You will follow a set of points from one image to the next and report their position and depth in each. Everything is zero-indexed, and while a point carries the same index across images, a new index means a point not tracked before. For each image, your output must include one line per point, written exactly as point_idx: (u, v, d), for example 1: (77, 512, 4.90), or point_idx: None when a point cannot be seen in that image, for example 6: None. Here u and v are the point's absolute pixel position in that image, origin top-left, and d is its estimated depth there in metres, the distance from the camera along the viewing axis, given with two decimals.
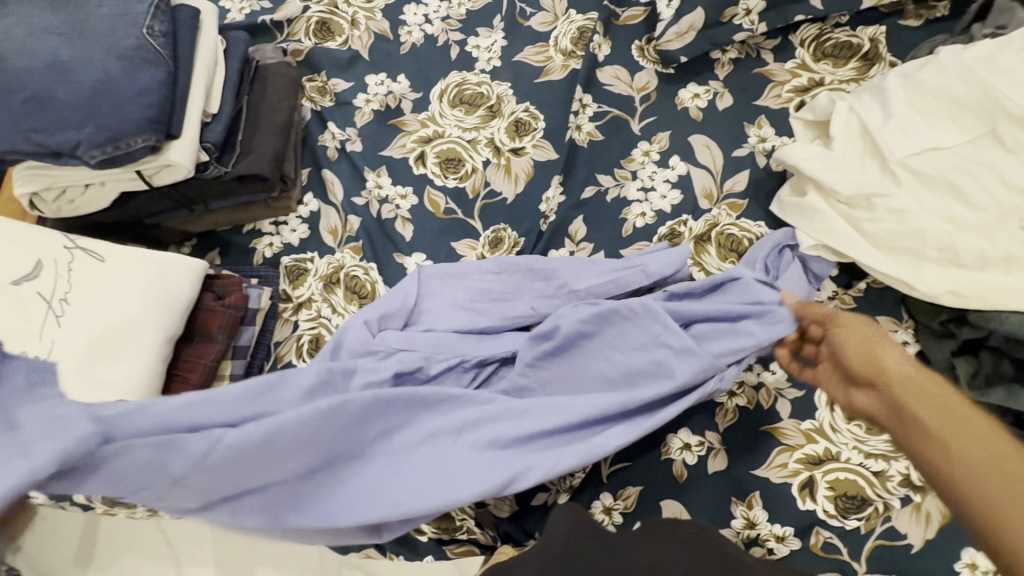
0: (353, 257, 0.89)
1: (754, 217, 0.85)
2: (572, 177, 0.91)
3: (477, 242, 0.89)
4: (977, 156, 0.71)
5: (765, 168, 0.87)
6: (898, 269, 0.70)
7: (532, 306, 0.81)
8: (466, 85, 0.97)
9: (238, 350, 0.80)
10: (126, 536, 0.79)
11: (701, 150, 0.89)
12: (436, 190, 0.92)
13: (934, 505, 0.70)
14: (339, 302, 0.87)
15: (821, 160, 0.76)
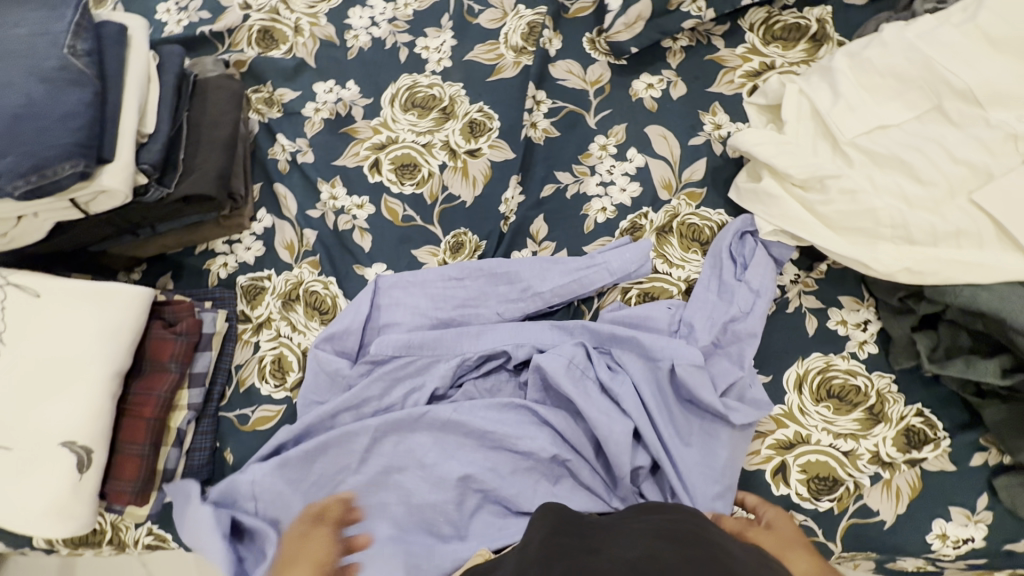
0: (311, 272, 0.86)
1: (713, 205, 0.85)
2: (531, 176, 0.89)
3: (438, 248, 0.87)
4: (925, 132, 0.72)
5: (722, 155, 0.86)
6: (854, 249, 0.70)
7: (498, 311, 0.81)
8: (417, 88, 0.94)
9: (195, 377, 0.78)
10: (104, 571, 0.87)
11: (658, 140, 0.88)
12: (392, 197, 0.89)
13: (903, 479, 0.71)
14: (299, 320, 0.84)
15: (775, 144, 0.76)
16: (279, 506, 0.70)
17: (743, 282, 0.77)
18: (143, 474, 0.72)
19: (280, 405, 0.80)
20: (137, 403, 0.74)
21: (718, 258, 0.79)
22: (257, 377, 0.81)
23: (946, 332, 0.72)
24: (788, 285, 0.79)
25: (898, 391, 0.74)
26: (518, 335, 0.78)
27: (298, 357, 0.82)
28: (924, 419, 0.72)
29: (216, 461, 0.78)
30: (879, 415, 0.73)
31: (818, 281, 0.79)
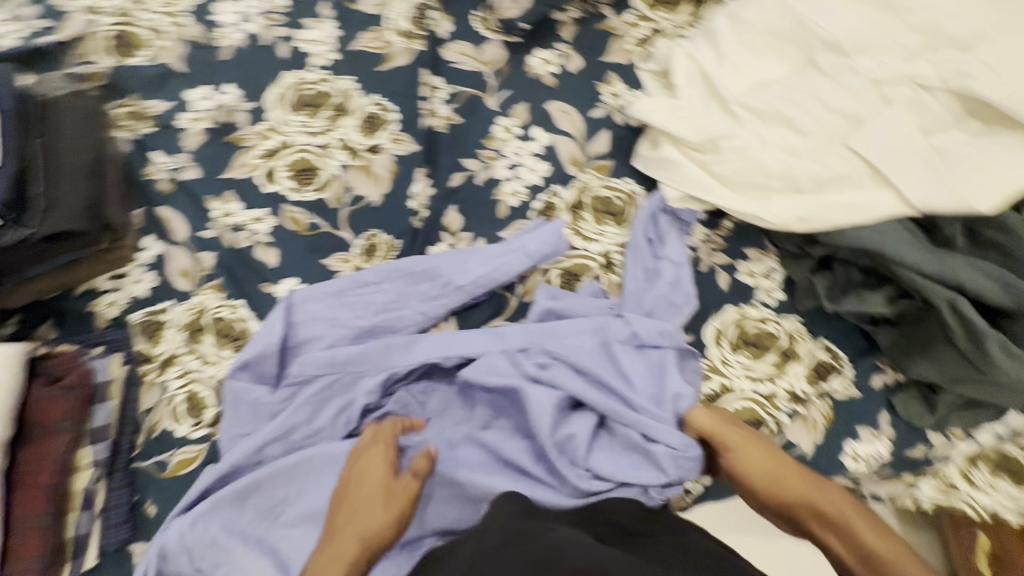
0: (215, 297, 0.80)
1: (621, 176, 0.86)
2: (438, 167, 0.87)
3: (350, 253, 0.83)
4: (804, 85, 0.75)
5: (624, 125, 0.87)
6: (749, 204, 0.74)
7: (421, 311, 0.79)
8: (305, 86, 0.88)
9: (97, 432, 0.71)
10: None
11: (560, 116, 0.88)
12: (293, 206, 0.83)
13: (817, 411, 0.76)
14: (209, 350, 0.78)
15: (668, 110, 0.78)
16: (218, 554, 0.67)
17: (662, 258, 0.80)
18: (48, 549, 0.64)
19: (201, 444, 0.75)
20: (28, 473, 0.65)
21: (635, 236, 0.82)
22: (169, 419, 0.75)
23: (840, 270, 0.78)
24: (698, 245, 0.82)
25: (805, 330, 0.79)
26: (449, 338, 0.76)
27: (213, 391, 0.77)
28: (830, 352, 0.78)
29: (136, 515, 0.72)
30: (791, 355, 0.78)
31: (724, 237, 0.83)
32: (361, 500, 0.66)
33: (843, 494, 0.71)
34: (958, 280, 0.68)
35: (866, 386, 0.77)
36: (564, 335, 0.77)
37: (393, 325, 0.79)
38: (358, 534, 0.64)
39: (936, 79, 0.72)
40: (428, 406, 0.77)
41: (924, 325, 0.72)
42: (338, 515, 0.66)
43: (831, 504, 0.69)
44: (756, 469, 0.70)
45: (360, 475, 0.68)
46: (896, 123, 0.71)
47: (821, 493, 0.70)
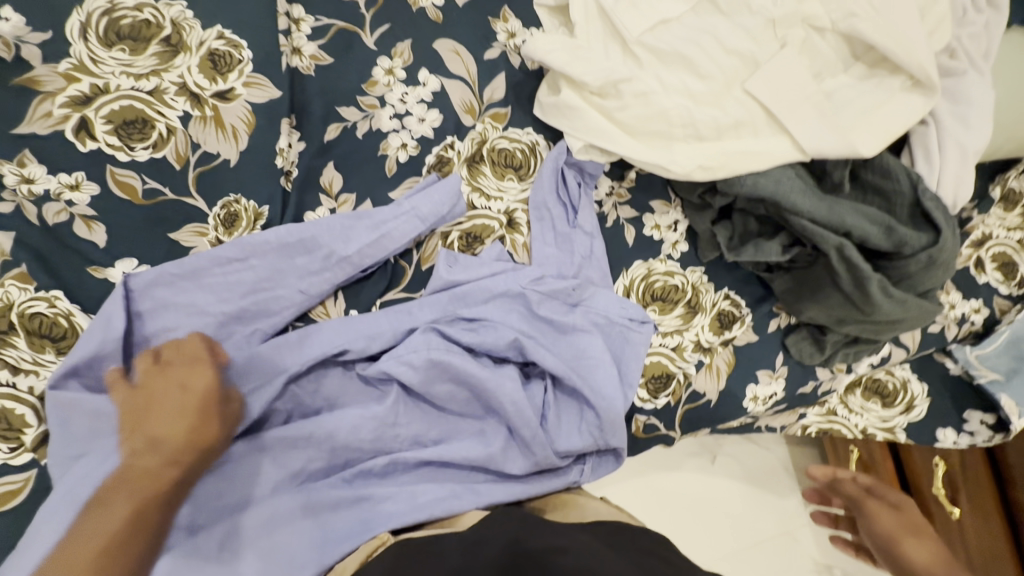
0: (22, 289, 0.62)
1: (521, 125, 0.78)
2: (309, 117, 0.73)
3: (207, 225, 0.69)
4: (701, 24, 0.71)
5: (521, 68, 0.79)
6: (653, 154, 0.70)
7: (300, 289, 0.68)
8: (119, 11, 0.67)
9: None
10: None
11: (450, 57, 0.77)
12: (120, 168, 0.67)
13: (720, 359, 0.78)
14: (20, 356, 0.61)
15: (566, 50, 0.70)
16: None
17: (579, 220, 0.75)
18: None
19: (27, 471, 0.61)
20: None
21: (542, 195, 0.76)
22: None
23: (738, 220, 0.77)
24: (604, 199, 0.78)
25: (708, 280, 0.79)
26: (347, 328, 0.67)
27: (34, 406, 0.62)
28: (730, 301, 0.79)
29: None
30: (697, 307, 0.78)
31: (629, 190, 0.79)
32: (165, 410, 0.57)
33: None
34: (845, 225, 0.69)
35: (763, 331, 0.80)
36: (472, 315, 0.70)
37: (269, 309, 0.67)
38: (171, 449, 0.56)
39: (827, 20, 0.71)
40: (322, 397, 0.67)
41: (814, 270, 0.74)
42: (134, 429, 0.56)
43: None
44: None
45: (160, 389, 0.58)
46: (790, 65, 0.70)
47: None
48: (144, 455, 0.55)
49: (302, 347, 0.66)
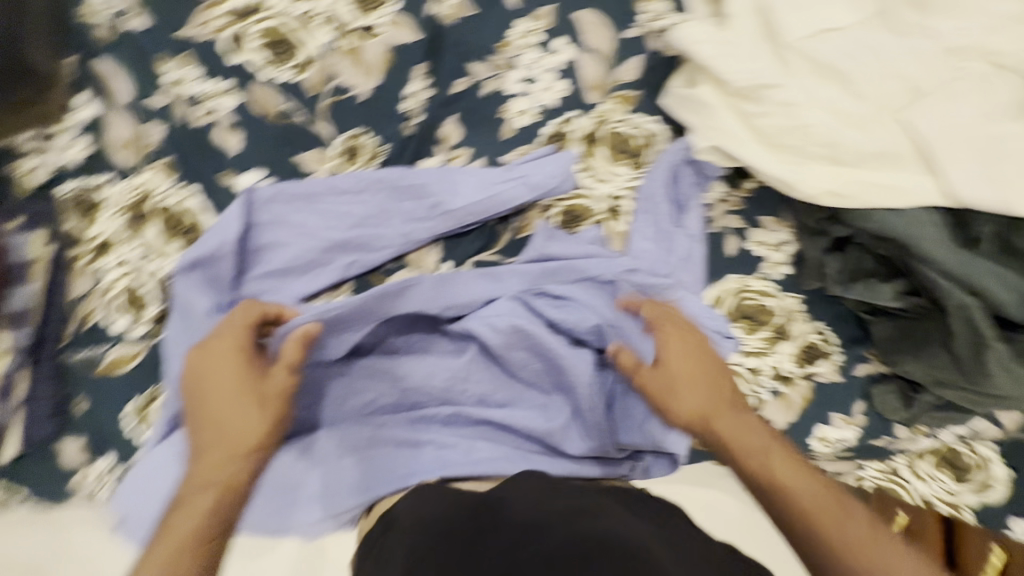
0: (164, 180, 0.69)
1: (645, 112, 0.76)
2: (441, 66, 0.74)
3: (327, 153, 0.72)
4: (869, 40, 0.66)
5: (657, 53, 0.76)
6: (783, 168, 0.67)
7: (402, 232, 0.70)
8: None
9: (14, 316, 0.64)
10: None
11: (588, 30, 0.76)
12: (265, 85, 0.71)
13: (797, 393, 0.75)
14: (154, 240, 0.68)
15: (714, 43, 0.68)
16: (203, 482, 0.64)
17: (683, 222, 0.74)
18: None
19: (142, 344, 0.67)
20: None
21: (650, 187, 0.74)
22: (104, 311, 0.67)
23: (854, 254, 0.73)
24: (714, 205, 0.76)
25: (804, 309, 0.76)
26: (441, 290, 0.68)
27: (155, 288, 0.68)
28: (822, 336, 0.75)
29: (63, 412, 0.66)
30: (783, 333, 0.75)
31: (743, 200, 0.77)
32: (230, 389, 0.58)
33: (680, 334, 0.66)
34: (978, 284, 0.64)
35: (849, 374, 0.75)
36: (559, 292, 0.70)
37: (367, 246, 0.70)
38: (241, 426, 0.57)
39: (1012, 59, 0.64)
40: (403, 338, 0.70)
41: (927, 321, 0.70)
42: (207, 425, 0.57)
43: (678, 345, 0.65)
44: (676, 364, 0.64)
45: (221, 357, 0.59)
46: (957, 102, 0.64)
47: (680, 364, 0.64)
48: (217, 430, 0.57)
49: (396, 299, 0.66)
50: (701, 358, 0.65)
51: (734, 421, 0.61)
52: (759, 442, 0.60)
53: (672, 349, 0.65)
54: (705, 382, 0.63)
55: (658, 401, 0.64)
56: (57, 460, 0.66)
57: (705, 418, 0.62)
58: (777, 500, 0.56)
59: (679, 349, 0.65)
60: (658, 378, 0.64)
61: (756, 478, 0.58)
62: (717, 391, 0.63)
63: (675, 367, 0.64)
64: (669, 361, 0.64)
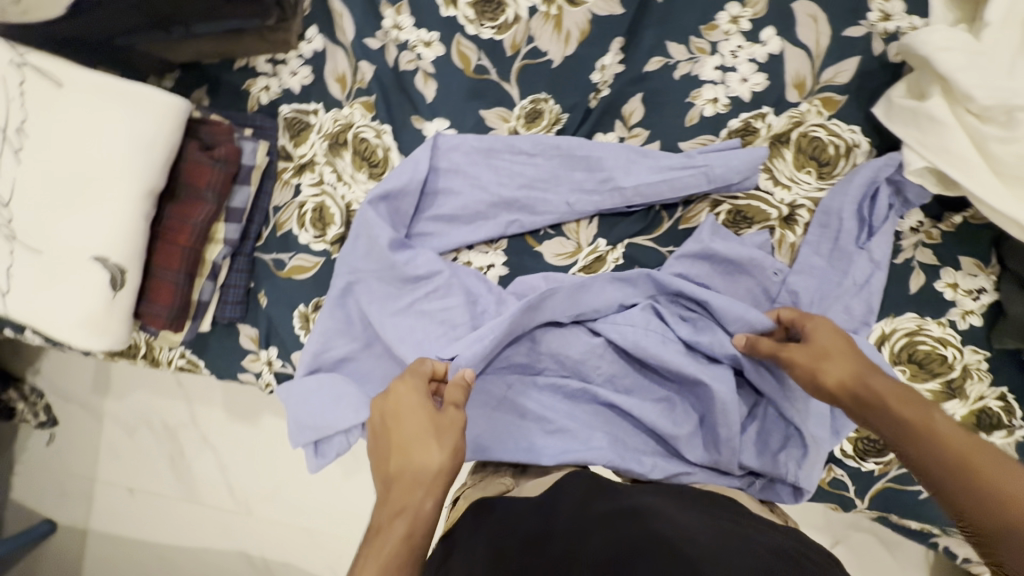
0: (363, 115, 0.75)
1: (848, 119, 0.69)
2: (637, 42, 0.73)
3: (511, 113, 0.74)
4: None
5: (880, 57, 0.68)
6: (1019, 207, 0.59)
7: (567, 201, 0.71)
8: None
9: (232, 212, 0.72)
10: (145, 376, 0.98)
11: (804, 23, 0.70)
12: (466, 40, 0.73)
13: None
14: (345, 168, 0.75)
15: (963, 53, 0.59)
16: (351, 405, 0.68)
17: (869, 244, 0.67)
18: (177, 303, 0.70)
19: (319, 258, 0.75)
20: (172, 228, 0.69)
21: (840, 202, 0.68)
22: (296, 223, 0.75)
23: None
24: (906, 233, 0.69)
25: (987, 369, 0.67)
26: (577, 298, 0.68)
27: (340, 211, 0.74)
28: (1003, 403, 0.66)
29: (250, 300, 0.76)
30: (957, 390, 0.67)
31: (945, 234, 0.68)
32: (413, 413, 0.56)
33: (833, 325, 0.59)
34: None
35: None
36: (699, 306, 0.68)
37: (529, 209, 0.72)
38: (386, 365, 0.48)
39: None
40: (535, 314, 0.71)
41: None
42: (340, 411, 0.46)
43: (829, 353, 0.57)
44: (822, 338, 0.59)
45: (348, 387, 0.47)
46: None
47: (826, 341, 0.58)
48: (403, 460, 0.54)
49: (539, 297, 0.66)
50: (843, 342, 0.58)
51: (898, 399, 0.53)
52: (927, 416, 0.51)
53: (819, 328, 0.59)
54: (863, 361, 0.56)
55: (804, 372, 0.58)
56: (239, 339, 0.77)
57: (859, 380, 0.55)
58: (936, 446, 0.50)
59: (821, 337, 0.59)
60: (812, 361, 0.58)
61: (909, 448, 0.51)
62: (863, 362, 0.56)
63: (822, 339, 0.58)
64: (817, 335, 0.59)
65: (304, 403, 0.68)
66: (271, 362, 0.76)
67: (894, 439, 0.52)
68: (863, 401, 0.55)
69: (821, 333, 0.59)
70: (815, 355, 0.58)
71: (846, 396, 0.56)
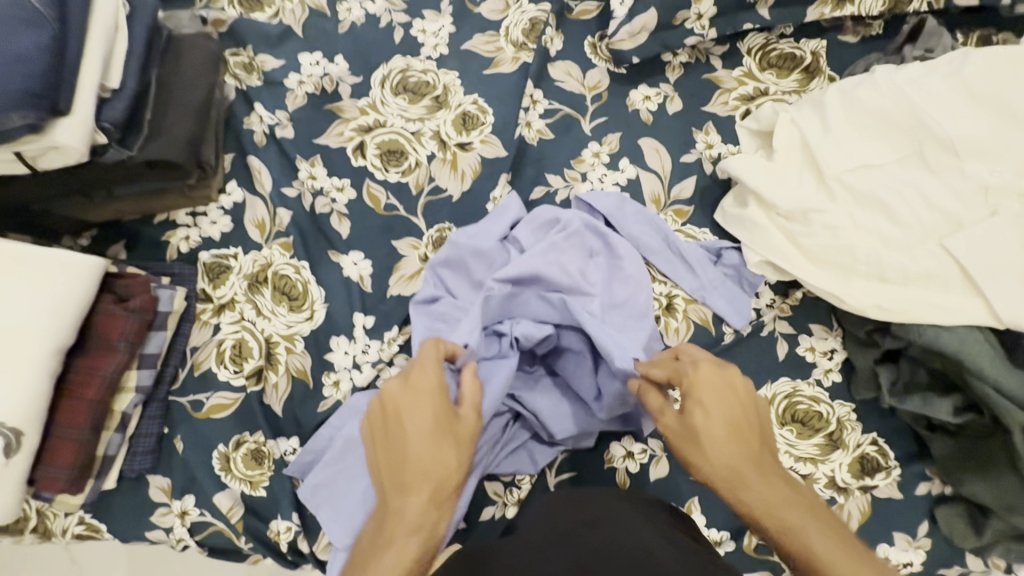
0: (283, 254, 0.81)
1: (698, 224, 0.84)
2: (521, 175, 0.87)
3: (420, 241, 0.82)
4: (905, 175, 0.74)
5: (711, 176, 0.86)
6: (830, 282, 0.73)
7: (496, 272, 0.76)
8: (410, 72, 0.89)
9: (146, 358, 0.73)
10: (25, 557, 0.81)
11: (650, 154, 0.87)
12: (375, 183, 0.84)
13: (854, 504, 0.74)
14: (265, 303, 0.79)
15: (762, 172, 0.77)
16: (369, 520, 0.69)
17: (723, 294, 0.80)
18: (79, 462, 0.67)
19: (238, 393, 0.76)
20: (79, 383, 0.68)
21: (700, 279, 0.80)
22: (214, 361, 0.77)
23: (906, 367, 0.75)
24: (763, 309, 0.80)
25: (856, 419, 0.76)
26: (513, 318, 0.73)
27: (259, 344, 0.77)
28: (878, 448, 0.75)
29: (162, 448, 0.74)
30: (838, 442, 0.75)
31: (792, 307, 0.80)
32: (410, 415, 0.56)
33: (721, 379, 0.61)
34: None
35: (909, 491, 0.74)
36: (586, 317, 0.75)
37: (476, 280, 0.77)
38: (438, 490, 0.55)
39: None
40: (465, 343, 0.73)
41: (989, 441, 0.70)
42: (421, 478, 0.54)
43: (713, 382, 0.60)
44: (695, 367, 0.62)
45: (422, 398, 0.57)
46: (996, 234, 0.70)
47: (708, 392, 0.60)
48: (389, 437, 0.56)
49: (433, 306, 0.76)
50: (736, 399, 0.60)
51: (728, 414, 0.58)
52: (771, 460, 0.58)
53: (693, 399, 0.60)
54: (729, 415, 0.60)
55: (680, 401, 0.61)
56: (149, 491, 0.73)
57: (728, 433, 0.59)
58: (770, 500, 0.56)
59: (724, 374, 0.61)
60: (689, 390, 0.61)
61: (710, 445, 0.57)
62: (737, 428, 0.58)
63: (706, 399, 0.59)
64: (688, 411, 0.60)
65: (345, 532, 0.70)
66: (186, 512, 0.73)
67: (697, 424, 0.59)
68: (702, 406, 0.59)
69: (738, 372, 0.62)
70: (677, 376, 0.63)
71: (669, 420, 0.61)
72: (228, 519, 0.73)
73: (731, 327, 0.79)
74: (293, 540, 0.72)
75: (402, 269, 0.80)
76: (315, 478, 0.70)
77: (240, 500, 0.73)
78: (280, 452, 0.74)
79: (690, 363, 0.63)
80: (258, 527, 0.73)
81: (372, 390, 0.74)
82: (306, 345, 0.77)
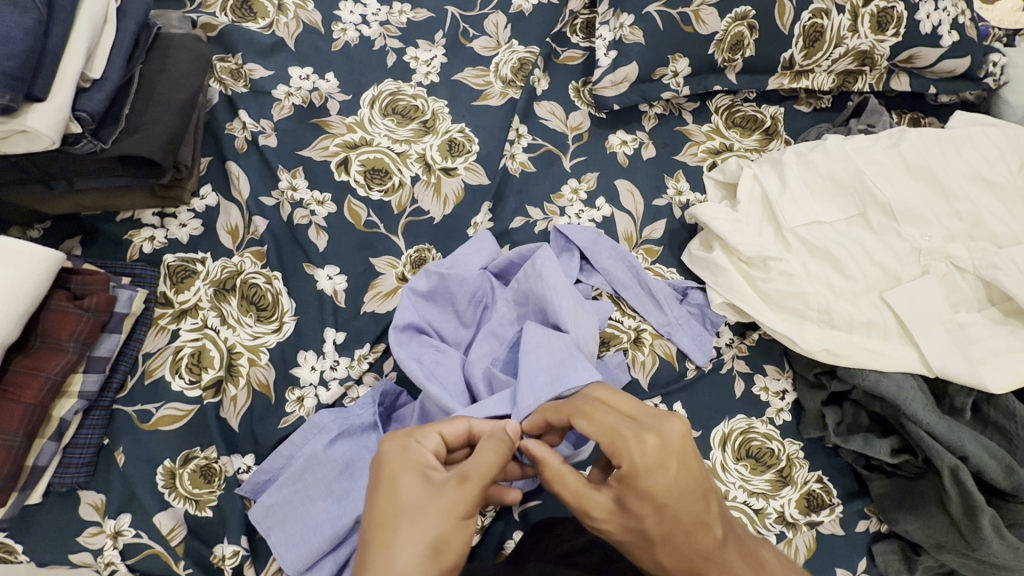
0: (254, 263, 0.79)
1: (667, 264, 0.89)
2: (502, 205, 0.89)
3: (398, 260, 0.81)
4: (850, 233, 0.82)
5: (680, 220, 0.91)
6: (784, 325, 0.79)
7: (471, 299, 0.76)
8: (400, 96, 0.91)
9: (94, 361, 0.69)
10: None
11: (625, 195, 0.91)
12: (357, 200, 0.83)
13: (801, 539, 0.76)
14: (232, 312, 0.76)
15: (728, 220, 0.83)
16: (315, 546, 0.64)
17: (676, 337, 0.83)
18: (6, 470, 0.61)
19: (192, 405, 0.72)
20: (16, 384, 0.63)
21: (667, 315, 0.83)
22: (169, 369, 0.73)
23: (849, 409, 0.81)
24: (723, 347, 0.85)
25: (804, 456, 0.80)
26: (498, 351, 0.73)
27: (220, 354, 0.74)
28: (822, 485, 0.79)
29: (100, 460, 0.70)
30: (787, 478, 0.79)
31: (749, 347, 0.85)
32: (403, 478, 0.52)
33: (661, 456, 0.51)
34: (963, 449, 0.71)
35: (851, 529, 0.78)
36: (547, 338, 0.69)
37: (455, 302, 0.76)
38: None
39: (968, 262, 0.80)
40: (436, 369, 0.71)
41: (921, 483, 0.76)
42: (382, 531, 0.50)
43: (658, 467, 0.50)
44: (638, 456, 0.51)
45: (401, 460, 0.53)
46: (928, 291, 0.78)
47: (656, 482, 0.50)
48: (373, 505, 0.52)
49: (416, 337, 0.73)
50: (674, 474, 0.51)
51: (682, 505, 0.50)
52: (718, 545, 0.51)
53: (635, 497, 0.51)
54: (683, 506, 0.50)
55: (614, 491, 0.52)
56: (79, 508, 0.68)
57: (666, 521, 0.50)
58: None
59: (662, 441, 0.52)
60: (630, 479, 0.51)
61: (662, 550, 0.50)
62: (685, 516, 0.50)
63: (657, 492, 0.50)
64: (633, 507, 0.51)
65: (287, 556, 0.64)
66: (119, 532, 0.68)
67: (649, 532, 0.50)
68: (651, 501, 0.50)
69: (672, 430, 0.52)
70: (609, 454, 0.52)
71: (611, 524, 0.52)
72: (167, 542, 0.68)
73: (693, 364, 0.83)
74: (238, 566, 0.68)
75: (377, 287, 0.79)
76: (269, 498, 0.66)
77: (183, 521, 0.68)
78: (233, 470, 0.70)
79: (624, 440, 0.52)
80: (200, 551, 0.68)
81: (339, 408, 0.72)
82: (272, 358, 0.74)
